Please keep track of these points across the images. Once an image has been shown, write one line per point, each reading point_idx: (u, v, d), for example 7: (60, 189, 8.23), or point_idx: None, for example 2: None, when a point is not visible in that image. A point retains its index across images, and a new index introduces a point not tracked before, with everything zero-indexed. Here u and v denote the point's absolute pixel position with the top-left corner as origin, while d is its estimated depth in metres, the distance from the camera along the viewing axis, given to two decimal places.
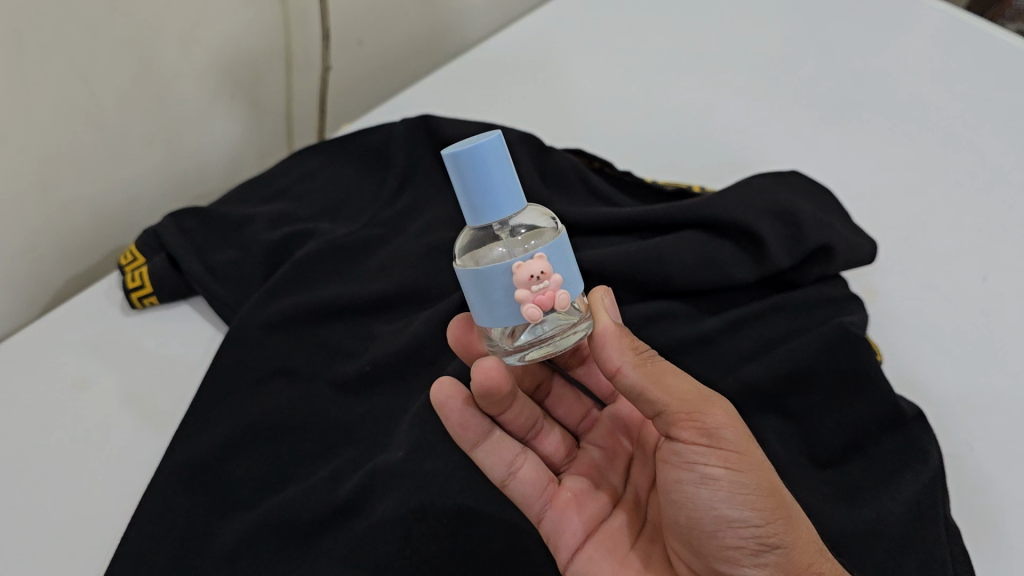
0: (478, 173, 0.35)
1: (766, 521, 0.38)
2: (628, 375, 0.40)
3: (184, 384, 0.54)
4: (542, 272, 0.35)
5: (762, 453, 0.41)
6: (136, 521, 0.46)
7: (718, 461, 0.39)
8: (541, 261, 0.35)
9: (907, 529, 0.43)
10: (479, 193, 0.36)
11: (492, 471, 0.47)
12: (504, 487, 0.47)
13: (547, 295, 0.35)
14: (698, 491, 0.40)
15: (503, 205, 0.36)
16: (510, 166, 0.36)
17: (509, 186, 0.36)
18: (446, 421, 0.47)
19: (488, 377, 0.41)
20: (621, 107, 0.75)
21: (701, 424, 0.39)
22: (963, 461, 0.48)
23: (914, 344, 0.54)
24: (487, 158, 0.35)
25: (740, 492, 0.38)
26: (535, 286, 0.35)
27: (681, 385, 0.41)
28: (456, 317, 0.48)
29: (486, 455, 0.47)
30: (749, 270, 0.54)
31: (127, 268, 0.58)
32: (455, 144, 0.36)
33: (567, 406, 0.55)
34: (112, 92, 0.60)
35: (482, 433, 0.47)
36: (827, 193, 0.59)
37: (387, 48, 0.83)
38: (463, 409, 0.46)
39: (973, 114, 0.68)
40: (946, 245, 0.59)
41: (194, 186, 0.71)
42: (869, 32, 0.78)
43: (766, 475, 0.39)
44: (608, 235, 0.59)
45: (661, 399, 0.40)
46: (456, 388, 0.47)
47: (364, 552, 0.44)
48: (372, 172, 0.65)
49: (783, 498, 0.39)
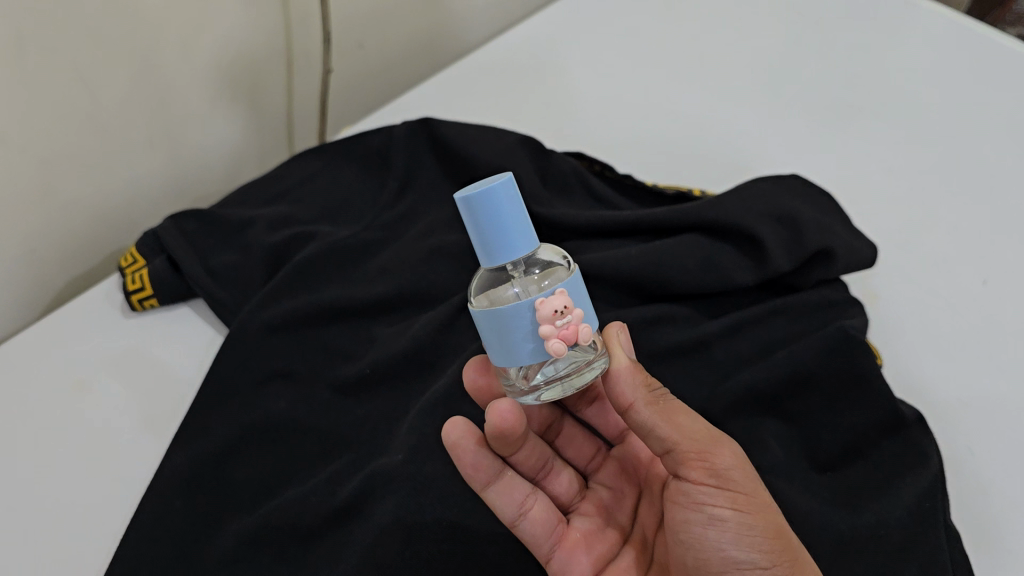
0: (491, 215, 0.35)
1: (772, 564, 0.38)
2: (640, 412, 0.40)
3: (184, 387, 0.54)
4: (565, 306, 0.35)
5: (769, 494, 0.40)
6: (135, 524, 0.46)
7: (726, 502, 0.38)
8: (563, 297, 0.35)
9: (908, 533, 0.43)
10: (493, 236, 0.36)
11: (503, 512, 0.45)
12: (514, 527, 0.45)
13: (570, 329, 0.35)
14: (706, 532, 0.39)
15: (516, 246, 0.36)
16: (521, 206, 0.36)
17: (521, 226, 0.36)
18: (458, 461, 0.44)
19: (501, 420, 0.41)
20: (622, 110, 0.75)
21: (710, 464, 0.39)
22: (963, 465, 0.48)
23: (914, 348, 0.54)
24: (499, 202, 0.35)
25: (747, 534, 0.38)
26: (559, 321, 0.35)
27: (692, 424, 0.40)
28: (472, 358, 0.48)
29: (497, 496, 0.45)
30: (749, 274, 0.54)
31: (127, 269, 0.58)
32: (467, 188, 0.36)
33: (576, 446, 0.53)
34: (113, 94, 0.60)
35: (494, 472, 0.45)
36: (827, 198, 0.59)
37: (388, 51, 0.83)
38: (477, 450, 0.44)
39: (973, 118, 0.68)
40: (947, 249, 0.59)
41: (195, 187, 0.71)
42: (869, 35, 0.78)
43: (773, 516, 0.39)
44: (608, 238, 0.59)
45: (670, 438, 0.39)
46: (468, 428, 0.44)
47: (363, 554, 0.44)
48: (373, 174, 0.65)
49: (790, 540, 0.38)
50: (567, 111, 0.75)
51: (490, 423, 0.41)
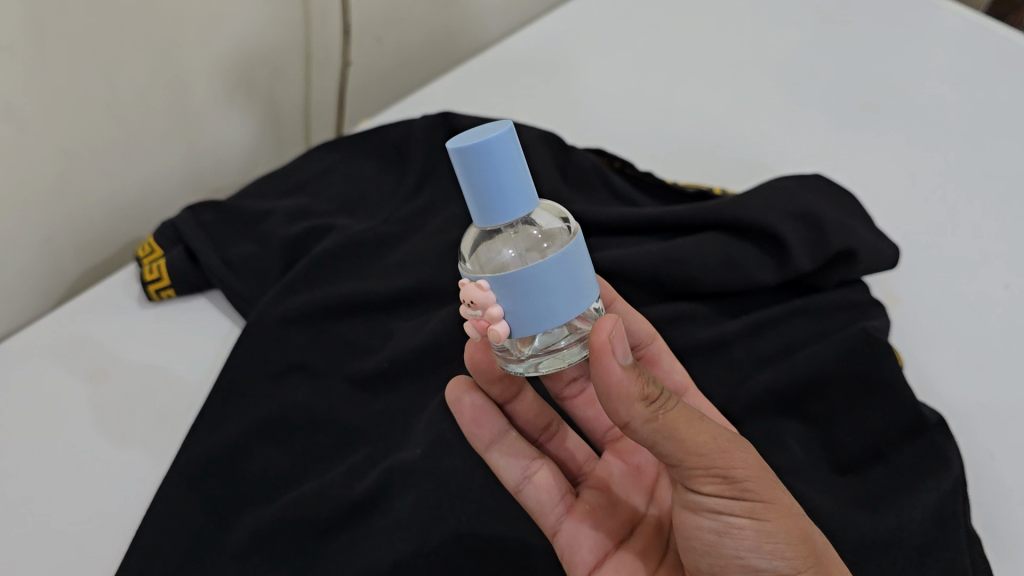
0: (487, 173, 0.33)
1: (796, 569, 0.37)
2: (638, 430, 0.38)
3: (200, 378, 0.54)
4: (473, 303, 0.34)
5: (790, 496, 0.39)
6: (151, 515, 0.45)
7: (743, 511, 0.38)
8: (484, 293, 0.34)
9: (929, 536, 0.42)
10: (486, 193, 0.33)
11: (508, 475, 0.46)
12: (518, 492, 0.46)
13: (479, 322, 0.35)
14: (721, 539, 0.39)
15: (506, 210, 0.34)
16: (522, 162, 0.34)
17: (521, 188, 0.34)
18: (461, 416, 0.47)
19: (476, 359, 0.46)
20: (641, 106, 0.74)
21: (722, 476, 0.38)
22: (985, 471, 0.48)
23: (935, 351, 0.54)
24: (494, 161, 0.33)
25: (767, 541, 0.37)
26: (470, 310, 0.35)
27: (700, 434, 0.38)
28: None
29: (500, 457, 0.46)
30: (772, 273, 0.54)
31: (145, 260, 0.59)
32: (464, 140, 0.33)
33: (596, 409, 0.53)
34: (133, 84, 0.60)
35: (497, 432, 0.47)
36: (852, 199, 0.59)
37: (406, 44, 0.83)
38: (476, 404, 0.47)
39: (996, 120, 0.67)
40: (969, 252, 0.58)
41: (212, 178, 0.71)
42: (891, 34, 0.78)
43: (796, 521, 0.38)
44: (628, 236, 0.58)
45: (674, 453, 0.38)
46: (467, 385, 0.48)
47: (380, 550, 0.44)
48: (392, 169, 0.65)
49: (814, 544, 0.38)
50: (586, 108, 0.75)
51: (467, 358, 0.46)
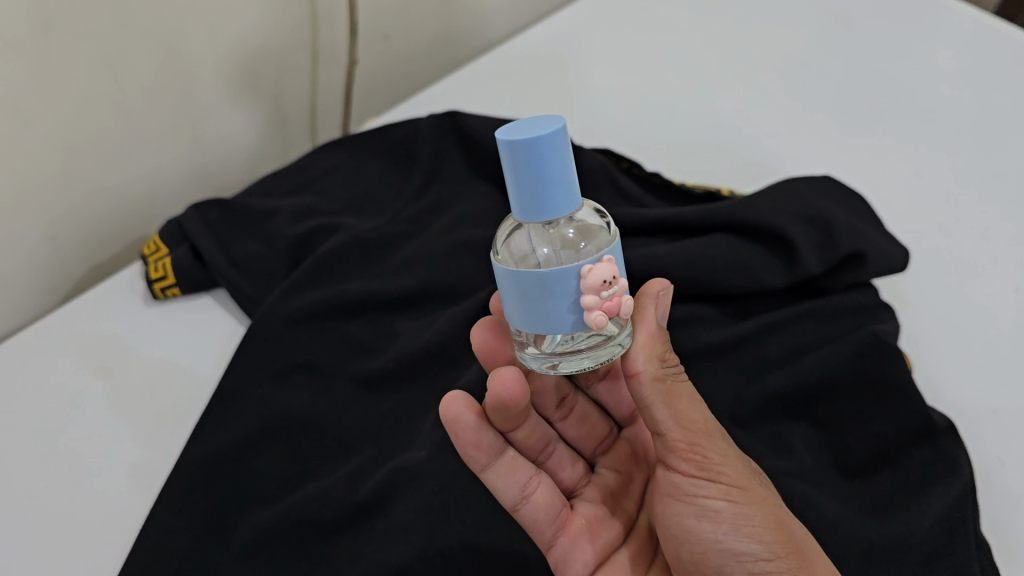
0: (533, 168, 0.31)
1: (774, 554, 0.37)
2: (643, 385, 0.38)
3: (204, 377, 0.54)
4: (613, 277, 0.32)
5: (765, 487, 0.39)
6: (155, 516, 0.45)
7: (720, 494, 0.38)
8: (612, 266, 0.33)
9: (937, 542, 0.42)
10: (533, 196, 0.32)
11: (504, 495, 0.44)
12: (515, 511, 0.44)
13: (614, 301, 0.33)
14: (699, 524, 0.38)
15: (557, 213, 0.32)
16: (571, 164, 0.32)
17: (565, 189, 0.32)
18: (457, 437, 0.43)
19: (504, 389, 0.41)
20: (650, 107, 0.74)
21: (701, 456, 0.38)
22: (995, 474, 0.47)
23: (946, 355, 0.53)
24: (548, 159, 0.31)
25: (745, 524, 0.37)
26: (604, 292, 0.33)
27: (692, 412, 0.39)
28: (484, 320, 0.46)
29: (497, 478, 0.44)
30: (780, 276, 0.54)
31: (150, 259, 0.58)
32: (511, 132, 0.32)
33: (586, 427, 0.52)
34: (141, 81, 0.60)
35: (494, 453, 0.44)
36: (862, 201, 0.58)
37: (413, 42, 0.83)
38: (476, 426, 0.43)
39: (1005, 121, 0.67)
40: (980, 254, 0.58)
41: (217, 176, 0.71)
42: (901, 36, 0.77)
43: (771, 508, 0.38)
44: (636, 236, 0.58)
45: (664, 422, 0.38)
46: (468, 403, 0.43)
47: (385, 552, 0.43)
48: (398, 169, 0.65)
49: (791, 532, 0.38)
50: (594, 108, 0.74)
51: (490, 391, 0.41)
